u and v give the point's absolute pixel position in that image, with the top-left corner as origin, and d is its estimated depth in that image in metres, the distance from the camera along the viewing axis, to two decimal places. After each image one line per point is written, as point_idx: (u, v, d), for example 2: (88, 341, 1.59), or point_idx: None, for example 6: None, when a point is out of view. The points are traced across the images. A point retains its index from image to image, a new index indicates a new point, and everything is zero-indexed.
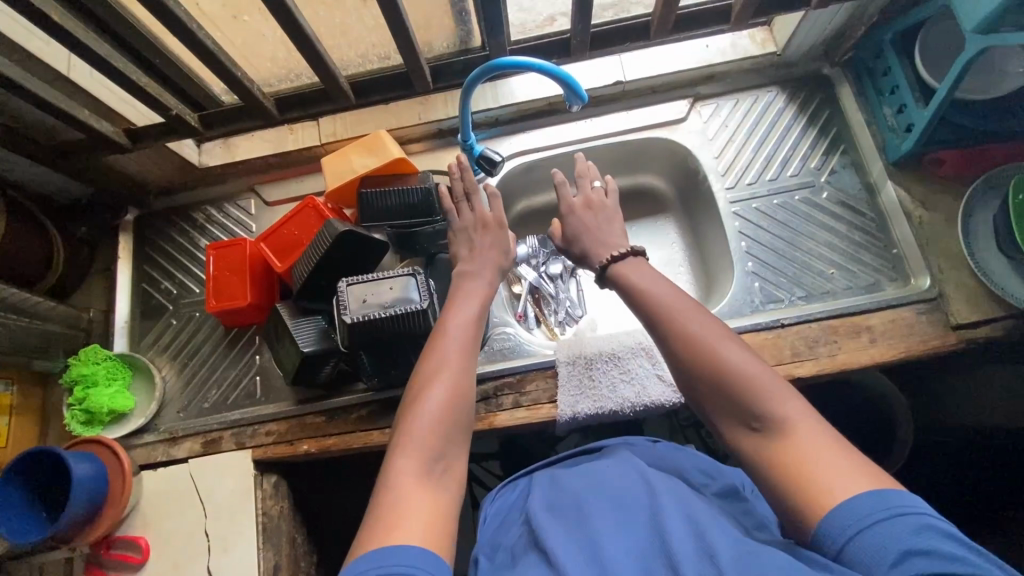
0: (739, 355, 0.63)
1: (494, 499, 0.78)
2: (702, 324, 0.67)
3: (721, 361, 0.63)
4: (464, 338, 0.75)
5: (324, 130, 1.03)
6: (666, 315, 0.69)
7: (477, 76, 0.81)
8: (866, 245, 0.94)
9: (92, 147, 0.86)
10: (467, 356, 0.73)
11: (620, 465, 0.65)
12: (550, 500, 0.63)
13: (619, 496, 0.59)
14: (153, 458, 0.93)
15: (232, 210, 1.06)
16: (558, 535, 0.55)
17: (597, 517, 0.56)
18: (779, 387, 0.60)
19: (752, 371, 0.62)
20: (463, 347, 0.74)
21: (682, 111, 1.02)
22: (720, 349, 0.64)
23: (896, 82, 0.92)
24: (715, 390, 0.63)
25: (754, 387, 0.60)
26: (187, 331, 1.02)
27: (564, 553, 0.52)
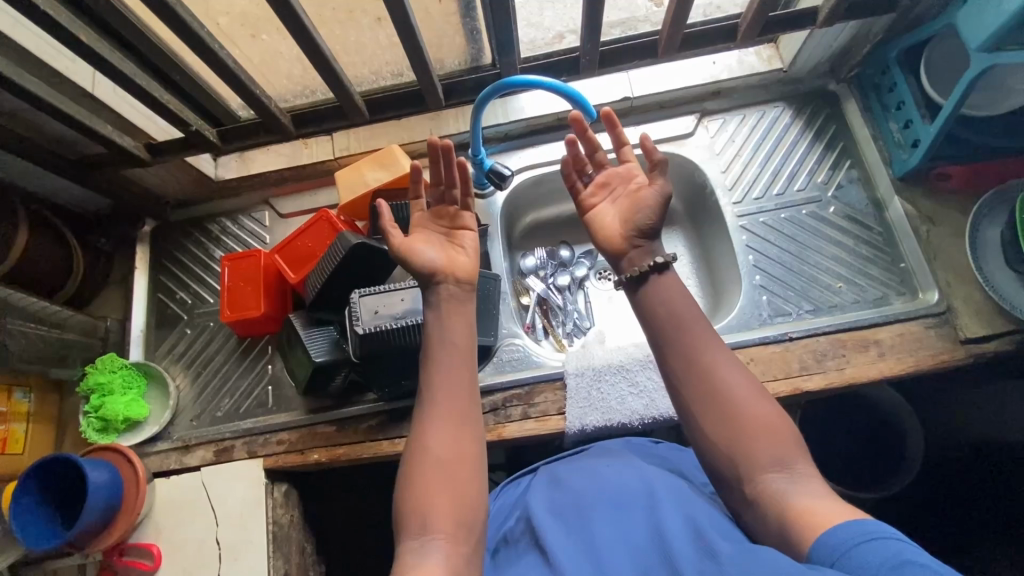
0: (742, 383, 0.60)
1: (498, 494, 0.80)
2: (709, 351, 0.62)
3: (724, 389, 0.59)
4: (466, 365, 0.66)
5: (337, 145, 1.05)
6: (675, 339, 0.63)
7: (488, 93, 0.83)
8: (874, 259, 0.95)
9: (114, 161, 0.88)
10: (471, 386, 0.65)
11: (623, 466, 0.66)
12: (551, 506, 0.62)
13: (619, 497, 0.60)
14: (166, 465, 0.95)
15: (247, 222, 1.09)
16: (561, 551, 0.54)
17: (599, 526, 0.56)
18: (781, 423, 0.57)
19: (757, 406, 0.58)
20: (465, 377, 0.65)
21: (689, 127, 1.04)
22: (721, 372, 0.60)
23: (902, 98, 0.93)
24: (719, 423, 0.58)
25: (758, 423, 0.57)
26: (201, 341, 1.04)
27: (565, 567, 0.52)
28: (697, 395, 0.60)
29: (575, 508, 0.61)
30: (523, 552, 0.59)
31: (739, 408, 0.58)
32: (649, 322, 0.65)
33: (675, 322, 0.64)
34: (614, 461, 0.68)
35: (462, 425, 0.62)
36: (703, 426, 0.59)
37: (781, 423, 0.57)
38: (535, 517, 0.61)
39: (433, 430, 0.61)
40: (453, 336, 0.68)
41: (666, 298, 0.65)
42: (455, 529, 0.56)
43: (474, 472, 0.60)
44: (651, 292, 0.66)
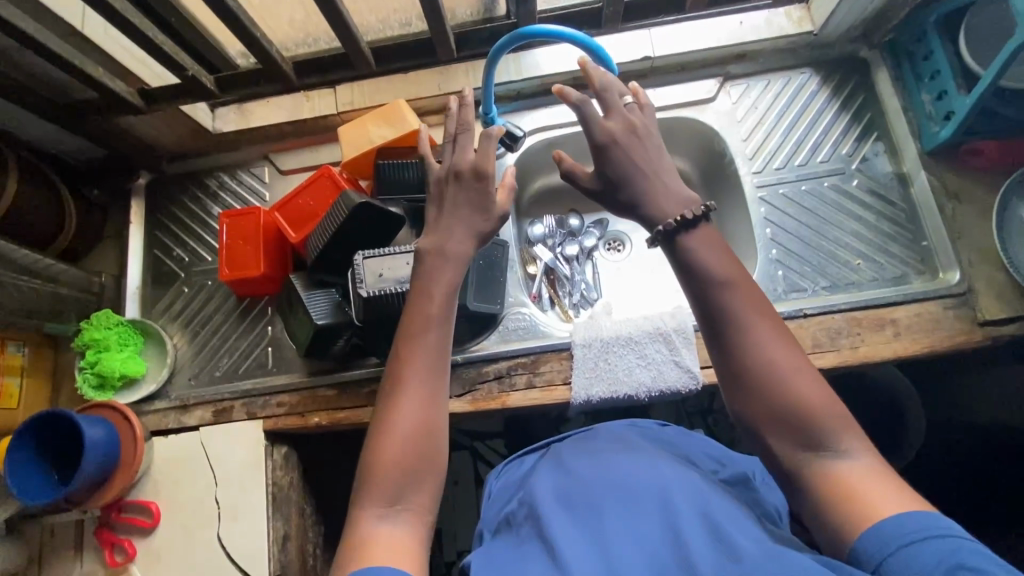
0: (789, 358, 0.55)
1: (500, 473, 0.80)
2: (758, 323, 0.57)
3: (770, 364, 0.55)
4: (438, 341, 0.63)
5: (341, 99, 0.99)
6: (722, 309, 0.57)
7: (503, 44, 0.78)
8: (895, 237, 0.92)
9: (105, 107, 0.83)
10: (439, 363, 0.62)
11: (630, 449, 0.64)
12: (555, 488, 0.60)
13: (630, 479, 0.57)
14: (164, 424, 0.93)
15: (246, 178, 1.04)
16: (563, 534, 0.52)
17: (606, 509, 0.54)
18: (829, 402, 0.54)
19: (807, 384, 0.54)
20: (434, 355, 0.62)
21: (710, 91, 0.99)
22: (766, 346, 0.56)
23: (937, 67, 0.88)
24: (765, 400, 0.55)
25: (806, 402, 0.54)
26: (199, 300, 1.01)
27: (569, 553, 0.49)
28: (742, 368, 0.56)
29: (575, 489, 0.58)
30: (518, 533, 0.57)
31: (788, 385, 0.54)
32: (695, 283, 0.59)
33: (719, 292, 0.58)
34: (623, 444, 0.66)
35: (430, 405, 0.60)
36: (743, 401, 0.56)
37: (831, 402, 0.54)
38: (537, 500, 0.59)
39: (402, 409, 0.59)
40: (428, 307, 0.64)
41: (714, 260, 0.59)
42: (426, 501, 0.57)
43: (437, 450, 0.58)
44: (695, 254, 0.59)
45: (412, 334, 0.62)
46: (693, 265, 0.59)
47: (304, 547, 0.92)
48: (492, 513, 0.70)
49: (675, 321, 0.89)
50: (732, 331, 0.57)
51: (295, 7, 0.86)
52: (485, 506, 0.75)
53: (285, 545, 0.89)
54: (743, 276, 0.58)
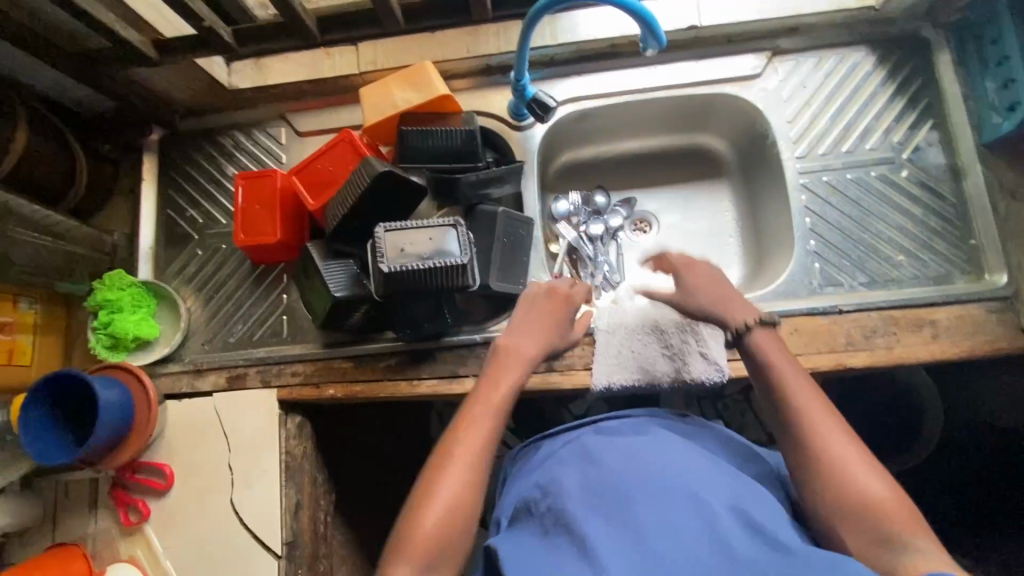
0: (854, 454, 0.57)
1: (516, 455, 0.79)
2: (823, 420, 0.59)
3: (837, 457, 0.57)
4: (489, 430, 0.66)
5: (364, 58, 0.94)
6: (791, 413, 0.61)
7: (544, 5, 0.74)
8: (941, 233, 0.87)
9: (118, 57, 0.79)
10: (487, 449, 0.65)
11: (653, 445, 0.64)
12: (578, 483, 0.60)
13: (664, 482, 0.57)
14: (177, 388, 0.92)
15: (262, 138, 1.00)
16: (600, 534, 0.52)
17: (641, 508, 0.54)
18: (898, 499, 0.54)
19: (874, 481, 0.55)
20: (486, 440, 0.66)
21: (757, 67, 0.93)
22: (832, 444, 0.58)
23: (1007, 52, 0.82)
24: (828, 490, 0.56)
25: (875, 499, 0.54)
26: (213, 263, 0.98)
27: (602, 550, 0.50)
28: (808, 459, 0.58)
29: (608, 487, 0.58)
30: (539, 531, 0.57)
31: (855, 480, 0.55)
32: (768, 390, 0.65)
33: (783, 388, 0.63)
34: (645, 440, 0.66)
35: (478, 490, 0.62)
36: (815, 494, 0.57)
37: (901, 500, 0.54)
38: (561, 495, 0.59)
39: (447, 483, 0.61)
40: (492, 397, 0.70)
41: (778, 362, 0.66)
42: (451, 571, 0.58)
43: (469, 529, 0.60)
44: (761, 353, 0.68)
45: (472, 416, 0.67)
46: (764, 370, 0.66)
47: (315, 515, 0.93)
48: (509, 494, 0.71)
49: None
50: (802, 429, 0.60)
51: None
52: (499, 494, 0.75)
53: (297, 513, 0.89)
54: (809, 387, 0.63)
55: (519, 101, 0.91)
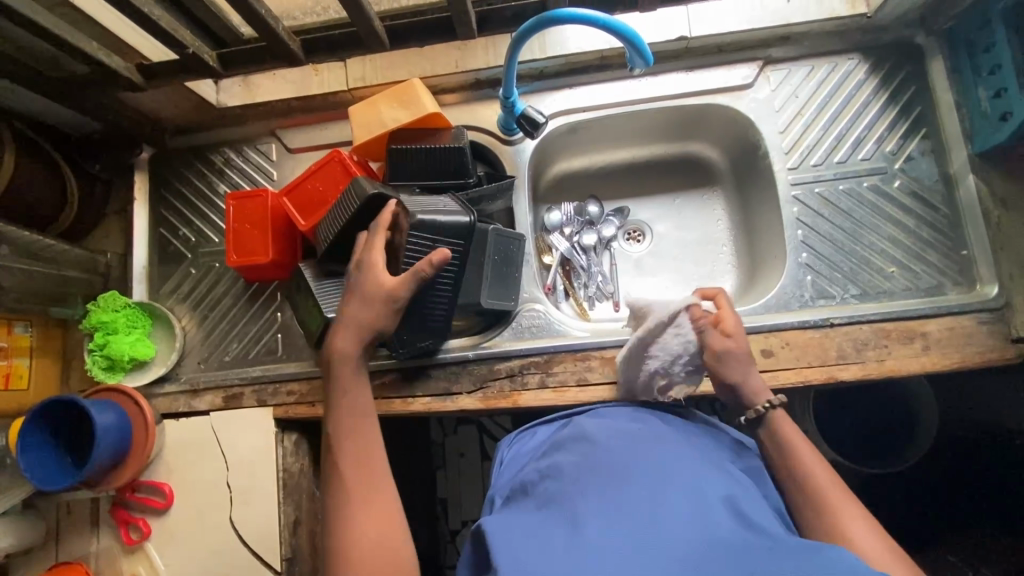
0: (862, 519, 0.55)
1: (512, 442, 0.80)
2: (839, 493, 0.58)
3: (841, 521, 0.56)
4: (365, 424, 0.69)
5: (352, 73, 0.94)
6: (805, 483, 0.61)
7: (529, 27, 0.71)
8: (934, 244, 0.87)
9: (103, 84, 0.78)
10: (371, 449, 0.67)
11: (652, 437, 0.63)
12: (573, 464, 0.60)
13: (658, 465, 0.56)
14: (175, 407, 0.93)
15: (252, 155, 1.00)
16: (587, 510, 0.51)
17: (632, 486, 0.53)
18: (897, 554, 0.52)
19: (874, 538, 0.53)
20: (370, 443, 0.67)
21: (747, 77, 0.92)
22: (847, 515, 0.56)
23: (999, 61, 0.80)
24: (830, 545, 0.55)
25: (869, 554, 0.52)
26: (207, 282, 0.99)
27: (590, 525, 0.49)
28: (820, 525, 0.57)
29: (601, 467, 0.57)
30: (529, 509, 0.57)
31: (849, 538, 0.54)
32: (784, 465, 0.64)
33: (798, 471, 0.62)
34: (645, 433, 0.65)
35: (381, 499, 0.63)
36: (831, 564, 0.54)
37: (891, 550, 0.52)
38: (556, 476, 0.59)
39: (355, 508, 0.61)
40: (356, 399, 0.70)
41: (798, 445, 0.65)
42: None
43: (404, 544, 0.60)
44: (781, 438, 0.66)
45: (342, 425, 0.68)
46: (784, 450, 0.65)
47: (315, 528, 0.94)
48: (504, 481, 0.71)
49: None
50: (816, 498, 0.59)
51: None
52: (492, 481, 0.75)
53: (296, 529, 0.90)
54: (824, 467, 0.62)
55: (508, 116, 0.90)
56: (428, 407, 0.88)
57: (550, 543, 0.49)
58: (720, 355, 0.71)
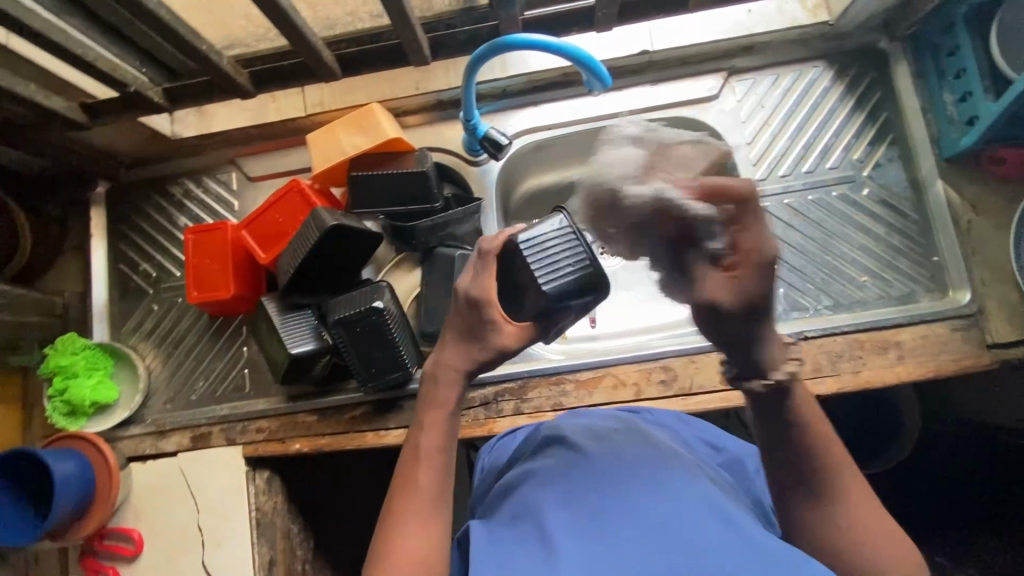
0: (866, 508, 0.49)
1: (491, 448, 0.78)
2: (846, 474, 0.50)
3: (848, 512, 0.49)
4: (443, 439, 0.56)
5: (310, 100, 0.91)
6: (812, 466, 0.49)
7: (482, 54, 0.72)
8: (904, 251, 0.86)
9: (42, 123, 0.76)
10: (448, 471, 0.55)
11: (638, 433, 0.59)
12: (549, 467, 0.56)
13: (640, 461, 0.53)
14: (141, 450, 0.90)
15: (212, 186, 0.97)
16: (559, 520, 0.47)
17: (603, 480, 0.51)
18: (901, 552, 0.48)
19: (887, 531, 0.49)
20: (445, 464, 0.55)
21: (713, 89, 0.91)
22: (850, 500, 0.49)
23: (964, 65, 0.80)
24: (828, 536, 0.49)
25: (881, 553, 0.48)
26: (170, 318, 0.96)
27: (555, 528, 0.46)
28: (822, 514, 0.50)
29: (579, 468, 0.53)
30: (502, 515, 0.53)
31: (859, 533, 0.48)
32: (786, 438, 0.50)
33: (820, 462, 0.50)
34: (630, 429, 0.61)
35: (432, 518, 0.52)
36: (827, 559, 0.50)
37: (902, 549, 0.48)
38: (532, 480, 0.55)
39: (407, 529, 0.50)
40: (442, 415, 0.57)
41: (816, 417, 0.50)
42: None
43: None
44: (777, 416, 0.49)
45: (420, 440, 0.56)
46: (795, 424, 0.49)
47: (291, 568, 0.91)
48: (483, 490, 0.69)
49: (672, 348, 0.85)
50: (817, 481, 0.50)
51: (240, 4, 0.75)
52: (477, 482, 0.73)
53: (271, 571, 0.87)
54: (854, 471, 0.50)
55: (471, 138, 0.88)
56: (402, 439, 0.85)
57: (520, 561, 0.45)
58: (752, 309, 0.43)
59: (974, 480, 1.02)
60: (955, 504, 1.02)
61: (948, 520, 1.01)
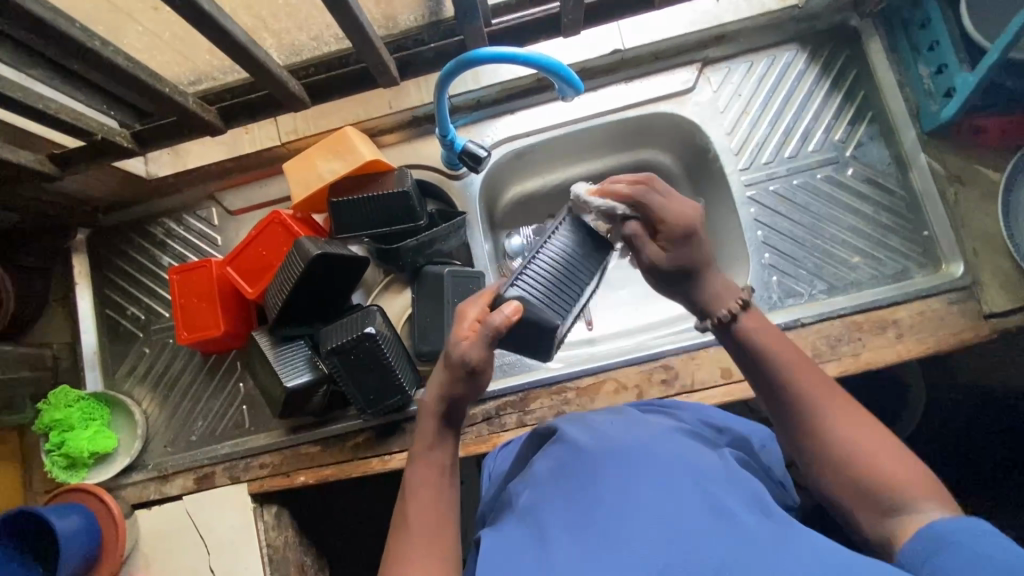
0: (871, 435, 0.52)
1: (497, 453, 0.77)
2: (833, 405, 0.54)
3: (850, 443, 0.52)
4: (438, 472, 0.58)
5: (284, 128, 0.91)
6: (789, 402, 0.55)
7: (450, 70, 0.71)
8: (894, 229, 0.86)
9: (14, 179, 0.75)
10: (445, 504, 0.57)
11: (635, 426, 0.60)
12: (550, 469, 0.57)
13: (637, 453, 0.53)
14: (145, 496, 0.89)
15: (193, 223, 0.96)
16: (560, 521, 0.49)
17: (605, 483, 0.51)
18: (923, 478, 0.49)
19: (888, 450, 0.51)
20: (440, 497, 0.57)
21: (688, 81, 0.90)
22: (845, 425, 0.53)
23: (937, 37, 0.80)
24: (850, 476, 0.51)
25: (896, 476, 0.49)
26: (163, 360, 0.95)
27: (561, 541, 0.47)
28: (816, 438, 0.53)
29: (577, 468, 0.54)
30: (507, 522, 0.54)
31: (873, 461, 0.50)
32: (771, 389, 0.57)
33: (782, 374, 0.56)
34: (627, 423, 0.61)
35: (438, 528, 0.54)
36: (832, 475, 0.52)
37: (920, 475, 0.49)
38: (536, 489, 0.55)
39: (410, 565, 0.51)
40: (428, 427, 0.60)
41: (775, 347, 0.57)
42: None
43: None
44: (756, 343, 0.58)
45: (414, 475, 0.58)
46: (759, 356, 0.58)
47: None
48: (490, 495, 0.68)
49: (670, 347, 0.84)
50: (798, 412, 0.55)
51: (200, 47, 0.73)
52: (485, 488, 0.73)
53: None
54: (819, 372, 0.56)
55: (450, 153, 0.87)
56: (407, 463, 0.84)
57: (526, 565, 0.46)
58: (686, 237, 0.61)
59: (983, 448, 1.01)
60: (966, 475, 1.01)
61: (962, 493, 1.01)
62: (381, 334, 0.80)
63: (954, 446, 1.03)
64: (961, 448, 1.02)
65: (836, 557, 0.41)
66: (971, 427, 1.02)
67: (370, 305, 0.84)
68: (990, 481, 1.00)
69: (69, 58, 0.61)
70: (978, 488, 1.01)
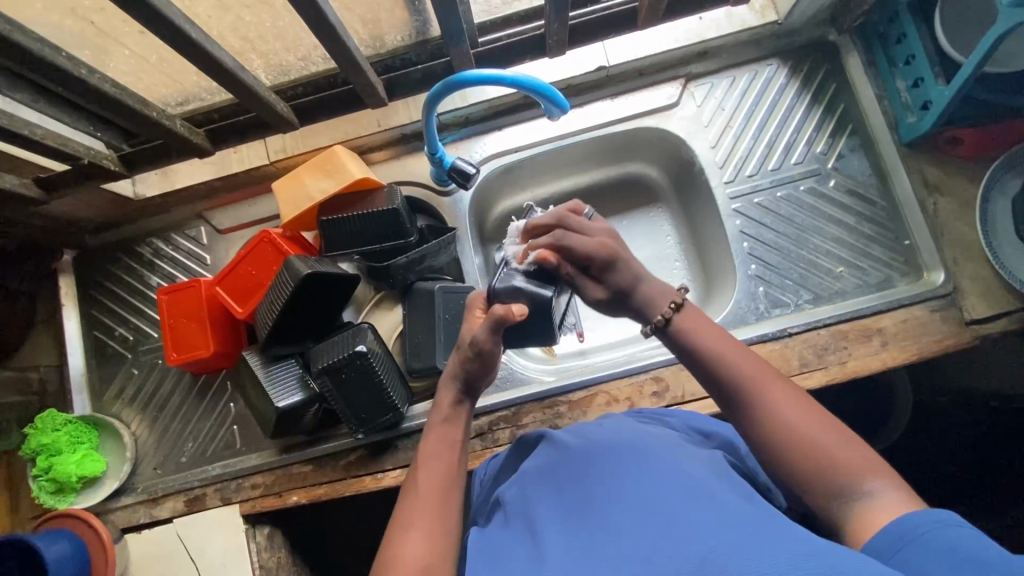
0: (819, 426, 0.53)
1: (486, 461, 0.76)
2: (771, 392, 0.55)
3: (796, 435, 0.52)
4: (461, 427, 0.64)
5: (273, 147, 0.91)
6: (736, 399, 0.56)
7: (438, 91, 0.72)
8: (876, 238, 0.87)
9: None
10: (455, 480, 0.60)
11: (626, 430, 0.61)
12: (538, 469, 0.59)
13: (620, 452, 0.56)
14: (134, 520, 0.88)
15: (182, 242, 0.95)
16: (547, 517, 0.50)
17: (592, 486, 0.52)
18: (867, 456, 0.51)
19: (847, 449, 0.51)
20: (449, 483, 0.59)
21: (672, 96, 0.91)
22: (783, 411, 0.54)
23: (912, 52, 0.82)
24: (779, 455, 0.53)
25: (844, 465, 0.50)
26: (153, 380, 0.94)
27: (550, 541, 0.47)
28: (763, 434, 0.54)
29: (565, 471, 0.56)
30: (495, 522, 0.55)
31: (817, 448, 0.51)
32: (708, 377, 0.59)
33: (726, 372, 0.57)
34: (621, 426, 0.63)
35: (442, 526, 0.55)
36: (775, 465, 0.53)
37: (865, 453, 0.51)
38: (527, 493, 0.56)
39: (413, 528, 0.54)
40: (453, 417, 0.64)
41: (709, 343, 0.59)
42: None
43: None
44: (693, 340, 0.60)
45: (428, 465, 0.60)
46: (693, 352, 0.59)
47: None
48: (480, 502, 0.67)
49: (660, 359, 0.85)
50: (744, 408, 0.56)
51: (186, 70, 0.74)
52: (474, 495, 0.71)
53: None
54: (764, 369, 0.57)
55: (439, 170, 0.87)
56: (400, 481, 0.84)
57: (511, 560, 0.48)
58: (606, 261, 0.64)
59: (973, 452, 1.02)
60: (954, 478, 1.03)
61: (951, 497, 1.02)
62: (372, 352, 0.80)
63: (944, 451, 1.03)
64: (950, 452, 1.03)
65: (811, 542, 0.42)
66: (961, 432, 1.03)
67: (362, 323, 0.85)
68: (977, 485, 1.02)
69: (51, 84, 0.60)
70: (969, 492, 1.02)
